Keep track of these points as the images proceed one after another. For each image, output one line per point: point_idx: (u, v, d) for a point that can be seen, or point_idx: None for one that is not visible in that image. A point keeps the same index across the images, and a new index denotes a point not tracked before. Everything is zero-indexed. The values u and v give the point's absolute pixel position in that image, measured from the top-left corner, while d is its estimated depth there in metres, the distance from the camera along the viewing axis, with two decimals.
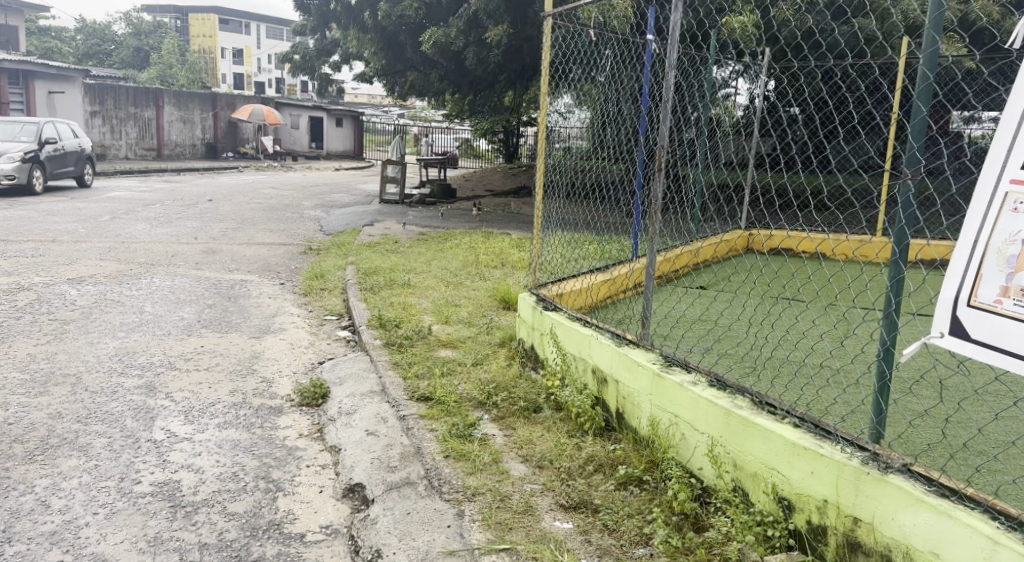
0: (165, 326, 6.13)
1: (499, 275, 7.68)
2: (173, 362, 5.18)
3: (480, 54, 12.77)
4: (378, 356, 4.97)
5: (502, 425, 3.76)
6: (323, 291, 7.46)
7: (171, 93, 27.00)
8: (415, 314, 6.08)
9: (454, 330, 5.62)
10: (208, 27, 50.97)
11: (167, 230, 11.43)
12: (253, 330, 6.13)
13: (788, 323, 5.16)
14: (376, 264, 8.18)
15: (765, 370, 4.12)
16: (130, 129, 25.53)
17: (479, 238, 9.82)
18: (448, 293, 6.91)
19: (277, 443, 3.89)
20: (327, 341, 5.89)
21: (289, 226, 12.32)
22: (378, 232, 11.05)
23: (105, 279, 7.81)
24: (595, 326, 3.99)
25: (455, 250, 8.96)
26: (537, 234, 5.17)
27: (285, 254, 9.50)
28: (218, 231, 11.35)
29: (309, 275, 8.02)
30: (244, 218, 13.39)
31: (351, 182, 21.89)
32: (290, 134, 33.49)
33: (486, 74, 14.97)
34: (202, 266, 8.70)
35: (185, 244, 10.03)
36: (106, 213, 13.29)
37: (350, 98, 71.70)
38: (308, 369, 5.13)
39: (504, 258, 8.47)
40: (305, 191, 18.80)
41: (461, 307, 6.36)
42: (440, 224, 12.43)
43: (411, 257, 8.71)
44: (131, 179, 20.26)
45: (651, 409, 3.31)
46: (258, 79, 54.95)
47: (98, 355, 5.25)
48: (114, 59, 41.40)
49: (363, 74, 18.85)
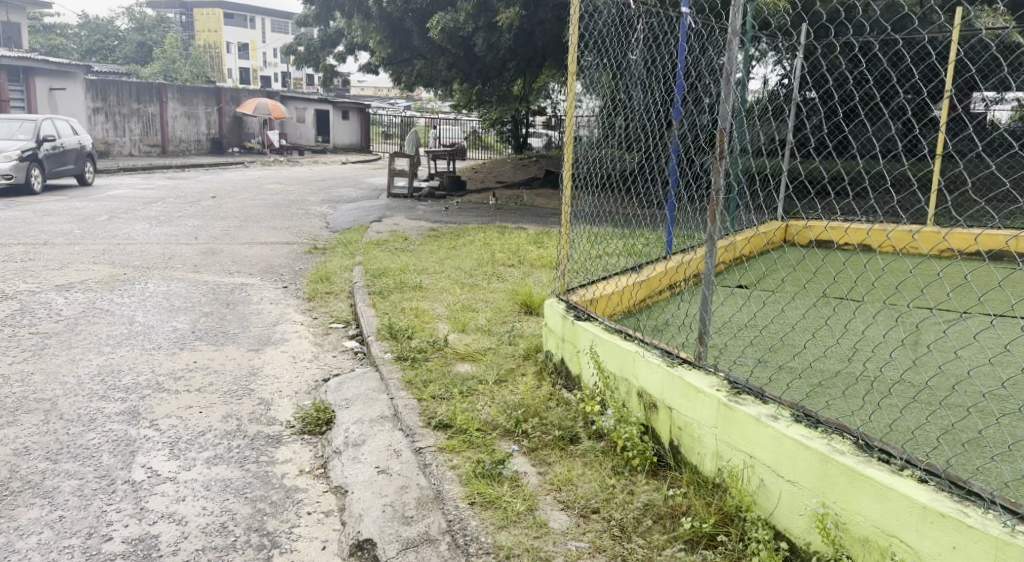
0: (156, 338, 5.61)
1: (519, 274, 7.15)
2: (161, 382, 4.65)
3: (491, 39, 12.22)
4: (390, 373, 4.44)
5: (535, 461, 3.22)
6: (329, 295, 6.93)
7: (175, 88, 26.50)
8: (428, 322, 5.55)
9: (473, 340, 5.09)
10: (213, 22, 50.50)
11: (166, 229, 10.91)
12: (252, 341, 5.61)
13: (845, 327, 4.62)
14: (384, 265, 7.64)
15: (837, 389, 3.60)
16: (134, 125, 25.07)
17: (494, 234, 9.28)
18: (464, 295, 6.38)
19: (275, 483, 3.36)
20: (332, 353, 5.35)
21: (293, 224, 11.80)
22: (387, 228, 10.54)
23: (96, 285, 7.29)
24: (640, 340, 3.43)
25: (468, 247, 8.46)
26: (566, 230, 4.61)
27: (288, 254, 8.97)
28: (219, 231, 10.84)
29: (314, 278, 7.49)
30: (247, 215, 12.89)
31: (358, 176, 21.35)
32: (296, 127, 32.80)
33: (496, 62, 14.44)
34: (201, 268, 8.19)
35: (185, 245, 9.52)
36: (104, 213, 12.82)
37: (356, 91, 71.19)
38: (311, 388, 4.60)
39: (522, 255, 7.92)
40: (311, 186, 18.29)
41: (479, 312, 5.83)
42: (452, 219, 11.89)
43: (422, 256, 8.17)
44: (134, 176, 19.80)
45: (717, 446, 2.77)
46: (263, 74, 54.51)
47: (78, 375, 4.73)
48: (118, 55, 40.93)
49: (368, 65, 18.30)
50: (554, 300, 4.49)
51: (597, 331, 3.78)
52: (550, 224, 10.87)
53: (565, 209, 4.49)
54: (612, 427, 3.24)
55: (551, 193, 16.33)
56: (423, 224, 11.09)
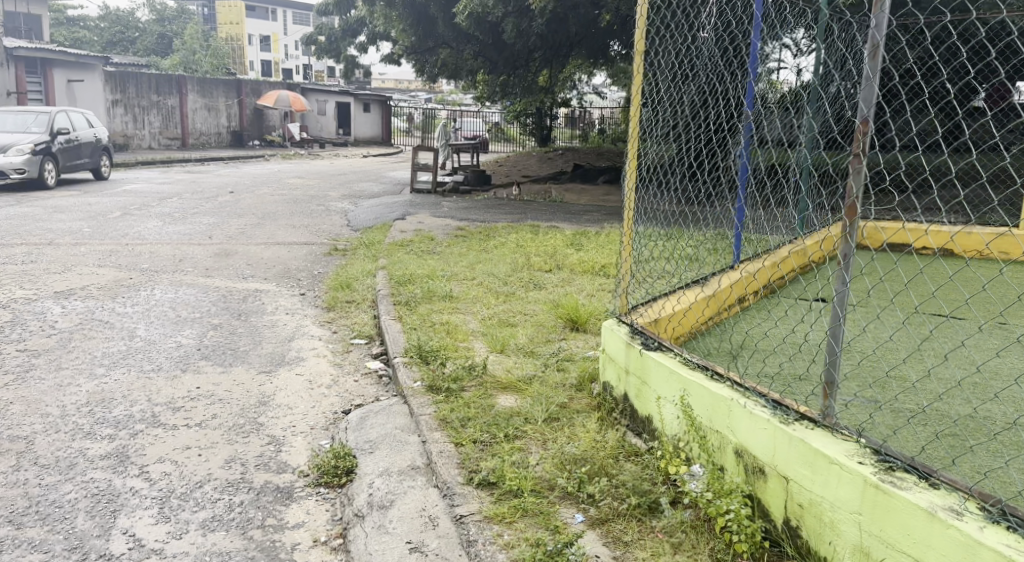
0: (157, 357, 4.99)
1: (558, 283, 6.50)
2: (157, 414, 4.03)
3: (520, 24, 11.64)
4: (421, 408, 3.80)
5: (610, 538, 2.57)
6: (351, 305, 6.30)
7: (195, 79, 26.06)
8: (461, 343, 4.91)
9: (514, 363, 4.44)
10: (235, 14, 50.09)
11: (180, 228, 10.35)
12: (264, 361, 4.97)
13: (953, 355, 3.95)
14: (410, 270, 7.01)
15: (973, 441, 2.92)
16: (153, 118, 24.59)
17: (527, 234, 8.60)
18: (500, 307, 5.76)
19: (283, 559, 2.75)
20: (354, 378, 4.72)
21: (313, 221, 11.19)
22: (411, 227, 9.93)
23: (99, 292, 6.70)
24: (736, 383, 2.77)
25: (501, 249, 7.81)
26: (629, 243, 3.88)
27: (307, 256, 8.37)
28: (235, 230, 10.24)
29: (334, 285, 6.86)
30: (265, 212, 12.34)
31: (379, 170, 20.77)
32: (317, 120, 32.53)
33: (525, 50, 13.77)
34: (213, 273, 7.58)
35: (198, 245, 8.92)
36: (117, 209, 12.29)
37: (377, 84, 70.76)
38: (329, 423, 3.96)
39: (560, 259, 7.27)
40: (332, 181, 17.71)
41: (518, 328, 5.19)
42: (480, 216, 11.24)
43: (450, 259, 7.54)
44: (152, 170, 19.32)
45: (865, 541, 2.15)
46: (285, 66, 54.15)
47: (64, 405, 4.11)
48: (139, 47, 40.60)
49: (390, 55, 17.72)
50: (613, 321, 3.85)
51: (674, 365, 3.13)
52: (585, 223, 10.20)
53: (629, 213, 3.81)
54: (702, 497, 2.58)
55: (580, 187, 15.69)
56: (449, 222, 10.44)
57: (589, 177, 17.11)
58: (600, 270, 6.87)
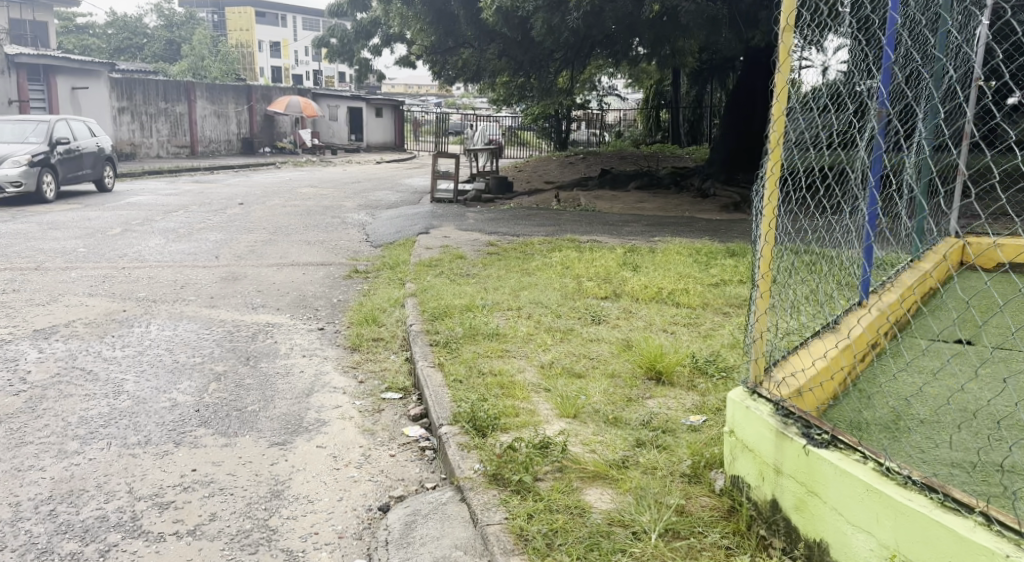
0: (146, 424, 4.05)
1: (621, 315, 5.58)
2: (139, 515, 3.12)
3: (551, 20, 10.77)
4: (489, 515, 2.85)
5: None
6: (379, 346, 5.34)
7: (204, 86, 25.26)
8: (521, 403, 3.95)
9: (594, 437, 3.49)
10: (245, 20, 49.55)
11: (184, 246, 9.43)
12: (277, 427, 4.03)
13: None
14: (446, 298, 6.07)
15: None
16: (162, 125, 23.77)
17: (572, 253, 7.64)
18: (560, 351, 4.81)
19: None
20: (390, 451, 3.75)
21: (329, 236, 10.26)
22: (437, 242, 9.01)
23: (87, 330, 5.78)
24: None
25: (543, 271, 6.88)
26: (764, 296, 2.90)
27: (323, 280, 7.42)
28: (244, 248, 9.31)
29: (357, 318, 5.92)
30: (278, 225, 11.43)
31: (395, 177, 19.87)
32: (329, 126, 31.16)
33: (553, 48, 12.85)
34: (217, 302, 6.64)
35: (203, 267, 8.01)
36: (118, 224, 11.37)
37: (387, 89, 69.99)
38: (364, 527, 3.06)
39: (617, 285, 6.32)
40: (346, 189, 16.80)
41: (589, 381, 4.26)
42: (510, 229, 10.30)
43: (488, 283, 6.62)
44: (159, 180, 18.49)
45: None
46: (296, 72, 53.41)
47: (18, 504, 3.18)
48: (147, 53, 39.76)
49: (406, 57, 16.83)
50: (740, 390, 2.93)
51: (870, 475, 2.30)
52: (628, 237, 9.25)
53: (769, 241, 2.84)
54: None
55: (610, 194, 14.74)
56: (479, 236, 9.48)
57: (618, 183, 16.12)
58: (667, 298, 5.93)
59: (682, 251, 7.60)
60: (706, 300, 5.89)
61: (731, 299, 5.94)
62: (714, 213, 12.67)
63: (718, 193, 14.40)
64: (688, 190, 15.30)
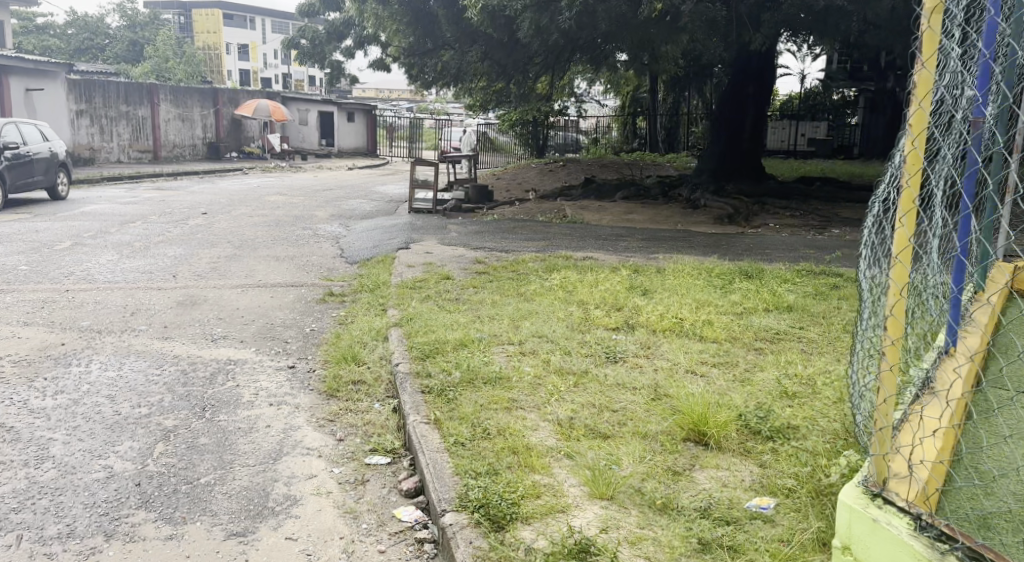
0: (70, 505, 3.23)
1: (640, 353, 4.86)
2: None
3: (541, 20, 10.10)
4: None
5: None
6: (359, 393, 4.54)
7: (168, 87, 24.19)
8: (541, 478, 3.20)
9: (640, 533, 2.77)
10: (212, 22, 48.27)
11: (141, 263, 8.57)
12: (235, 509, 3.24)
13: None
14: (435, 329, 5.32)
15: None
16: (123, 129, 22.66)
17: (573, 274, 6.91)
18: (577, 402, 4.07)
19: None
20: (378, 547, 3.01)
21: (300, 251, 9.42)
22: (420, 259, 8.26)
23: (15, 370, 4.93)
24: None
25: (541, 296, 6.15)
26: (893, 374, 2.30)
27: (295, 305, 6.63)
28: (205, 265, 8.46)
29: (333, 355, 5.11)
30: (244, 238, 10.57)
31: (367, 184, 19.04)
32: (298, 130, 30.46)
33: (539, 50, 12.14)
34: (172, 334, 5.79)
35: (158, 289, 7.15)
36: (68, 237, 10.42)
37: (357, 94, 69.04)
38: None
39: (629, 315, 5.60)
40: (317, 198, 15.95)
41: (621, 444, 3.53)
42: (497, 243, 9.56)
43: (481, 310, 5.89)
44: (117, 187, 17.45)
45: None
46: (263, 76, 52.24)
47: None
48: (108, 54, 38.41)
49: (382, 60, 16.02)
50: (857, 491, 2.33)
51: None
52: (626, 253, 8.58)
53: (901, 296, 2.27)
54: None
55: (596, 204, 14.08)
56: (464, 252, 8.73)
57: (604, 193, 15.42)
58: (688, 329, 5.22)
59: (692, 273, 6.92)
60: (734, 332, 5.20)
61: (761, 331, 5.24)
62: (707, 225, 12.06)
63: (708, 204, 13.80)
64: (676, 200, 14.68)
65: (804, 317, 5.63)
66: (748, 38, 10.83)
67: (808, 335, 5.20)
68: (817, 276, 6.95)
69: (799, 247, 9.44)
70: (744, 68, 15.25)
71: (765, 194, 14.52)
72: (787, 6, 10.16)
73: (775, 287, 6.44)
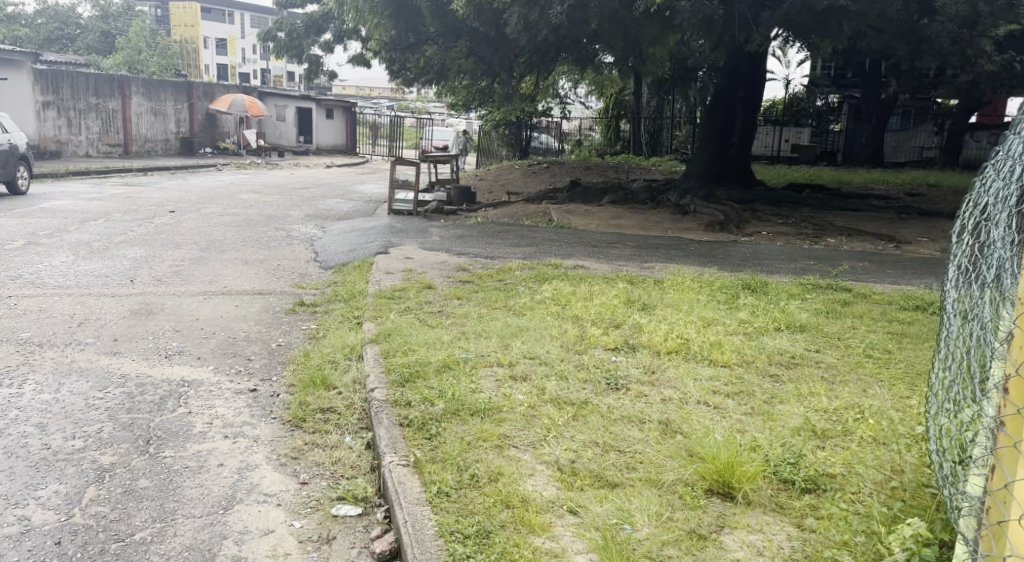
0: None
1: (645, 379, 4.35)
2: None
3: (530, 15, 9.63)
4: None
5: None
6: (328, 424, 3.99)
7: (140, 80, 23.43)
8: (541, 542, 2.72)
9: None
10: (189, 15, 47.22)
11: (97, 265, 7.96)
12: None
13: None
14: (412, 349, 4.77)
15: None
16: (92, 122, 21.88)
17: (565, 285, 6.41)
18: (578, 440, 3.55)
19: None
20: None
21: (271, 255, 8.85)
22: (399, 265, 7.73)
23: None
24: None
25: (532, 311, 5.63)
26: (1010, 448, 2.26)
27: (262, 315, 6.06)
28: (167, 268, 7.86)
29: (300, 378, 4.55)
30: (212, 239, 9.97)
31: (345, 183, 18.43)
32: (275, 126, 29.78)
33: (527, 47, 11.64)
34: (121, 348, 5.21)
35: (111, 296, 6.54)
36: (22, 235, 9.75)
37: (337, 90, 68.26)
38: None
39: (628, 334, 5.10)
40: (293, 196, 15.33)
41: (631, 494, 3.03)
42: (481, 248, 9.04)
43: (465, 325, 5.34)
44: (84, 182, 16.70)
45: None
46: (241, 71, 51.38)
47: None
48: (80, 45, 37.42)
49: (362, 55, 15.42)
50: None
51: None
52: (618, 261, 8.09)
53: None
54: None
55: (583, 209, 13.60)
56: (447, 258, 8.20)
57: (591, 197, 14.92)
58: (695, 352, 4.73)
59: (691, 286, 6.43)
60: (745, 355, 4.71)
61: (775, 355, 4.75)
62: (698, 233, 11.59)
63: (698, 210, 13.36)
64: (664, 206, 14.22)
65: (819, 339, 5.15)
66: (746, 38, 10.41)
67: (825, 360, 4.72)
68: (824, 292, 6.49)
69: (798, 257, 9.00)
70: (736, 69, 14.81)
71: (756, 200, 14.07)
72: (788, 5, 9.74)
73: (783, 303, 5.94)
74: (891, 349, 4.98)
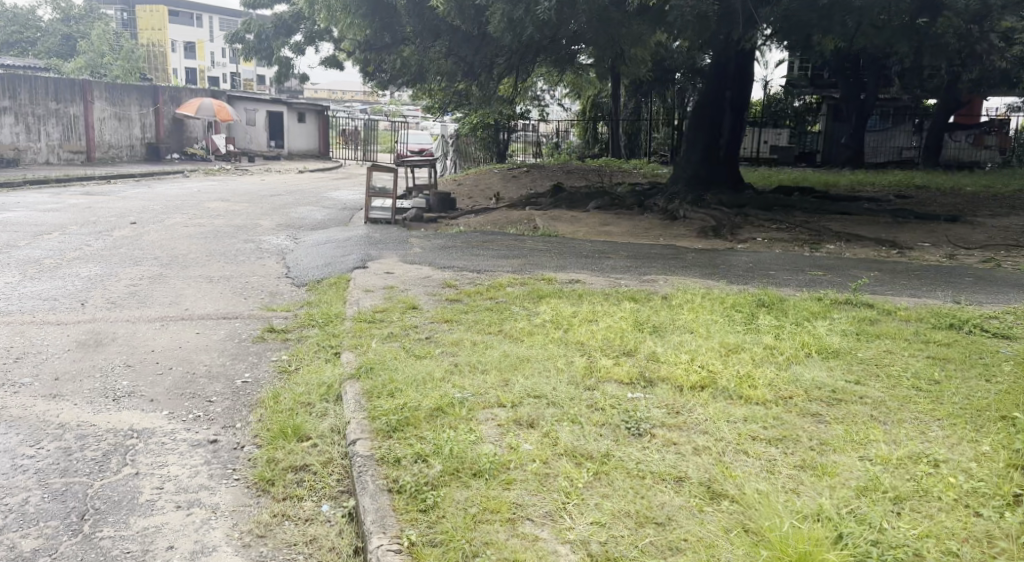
0: None
1: (671, 423, 3.74)
2: None
3: (516, 11, 9.04)
4: None
5: None
6: (301, 489, 3.35)
7: (102, 84, 22.51)
8: None
9: None
10: (156, 19, 46.06)
11: (46, 286, 7.22)
12: None
13: None
14: (397, 387, 4.12)
15: None
16: (52, 128, 20.96)
17: (565, 305, 5.79)
18: (608, 508, 2.95)
19: None
20: None
21: (239, 271, 8.16)
22: (379, 281, 7.08)
23: None
24: None
25: (532, 337, 5.01)
26: None
27: (228, 344, 5.39)
28: (124, 288, 7.15)
29: (267, 426, 3.89)
30: (175, 253, 9.25)
31: (319, 189, 17.72)
32: (245, 131, 28.59)
33: (511, 45, 11.05)
34: (62, 390, 4.51)
35: (56, 324, 5.83)
36: None
37: (308, 94, 67.45)
38: None
39: (644, 365, 4.48)
40: (264, 204, 14.60)
41: None
42: (467, 260, 8.42)
43: (457, 356, 4.71)
44: (42, 192, 15.84)
45: None
46: (210, 74, 50.39)
47: None
48: (41, 48, 36.24)
49: (333, 56, 14.73)
50: None
51: None
52: (616, 274, 7.51)
53: None
54: None
55: (569, 215, 13.03)
56: (431, 273, 7.57)
57: (576, 202, 14.31)
58: (724, 387, 4.14)
59: (702, 303, 5.86)
60: (780, 391, 4.12)
61: (814, 389, 4.16)
62: (691, 240, 11.07)
63: (688, 215, 12.84)
64: (652, 211, 13.69)
65: (856, 366, 4.57)
66: (742, 35, 9.88)
67: (870, 395, 4.14)
68: (847, 308, 5.93)
69: (803, 266, 8.48)
70: (722, 69, 14.34)
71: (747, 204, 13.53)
72: None
73: (806, 323, 5.38)
74: (940, 379, 4.40)
